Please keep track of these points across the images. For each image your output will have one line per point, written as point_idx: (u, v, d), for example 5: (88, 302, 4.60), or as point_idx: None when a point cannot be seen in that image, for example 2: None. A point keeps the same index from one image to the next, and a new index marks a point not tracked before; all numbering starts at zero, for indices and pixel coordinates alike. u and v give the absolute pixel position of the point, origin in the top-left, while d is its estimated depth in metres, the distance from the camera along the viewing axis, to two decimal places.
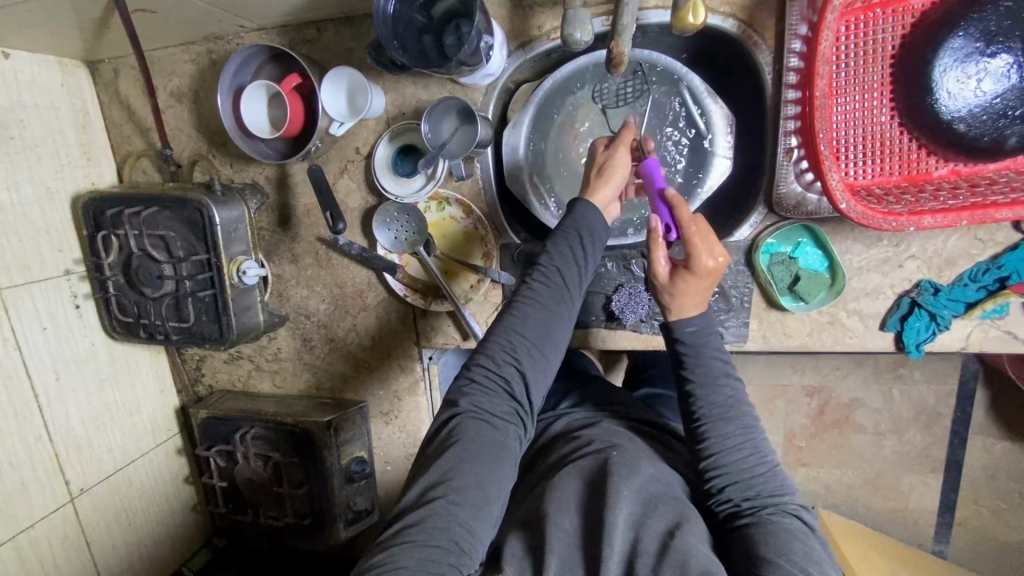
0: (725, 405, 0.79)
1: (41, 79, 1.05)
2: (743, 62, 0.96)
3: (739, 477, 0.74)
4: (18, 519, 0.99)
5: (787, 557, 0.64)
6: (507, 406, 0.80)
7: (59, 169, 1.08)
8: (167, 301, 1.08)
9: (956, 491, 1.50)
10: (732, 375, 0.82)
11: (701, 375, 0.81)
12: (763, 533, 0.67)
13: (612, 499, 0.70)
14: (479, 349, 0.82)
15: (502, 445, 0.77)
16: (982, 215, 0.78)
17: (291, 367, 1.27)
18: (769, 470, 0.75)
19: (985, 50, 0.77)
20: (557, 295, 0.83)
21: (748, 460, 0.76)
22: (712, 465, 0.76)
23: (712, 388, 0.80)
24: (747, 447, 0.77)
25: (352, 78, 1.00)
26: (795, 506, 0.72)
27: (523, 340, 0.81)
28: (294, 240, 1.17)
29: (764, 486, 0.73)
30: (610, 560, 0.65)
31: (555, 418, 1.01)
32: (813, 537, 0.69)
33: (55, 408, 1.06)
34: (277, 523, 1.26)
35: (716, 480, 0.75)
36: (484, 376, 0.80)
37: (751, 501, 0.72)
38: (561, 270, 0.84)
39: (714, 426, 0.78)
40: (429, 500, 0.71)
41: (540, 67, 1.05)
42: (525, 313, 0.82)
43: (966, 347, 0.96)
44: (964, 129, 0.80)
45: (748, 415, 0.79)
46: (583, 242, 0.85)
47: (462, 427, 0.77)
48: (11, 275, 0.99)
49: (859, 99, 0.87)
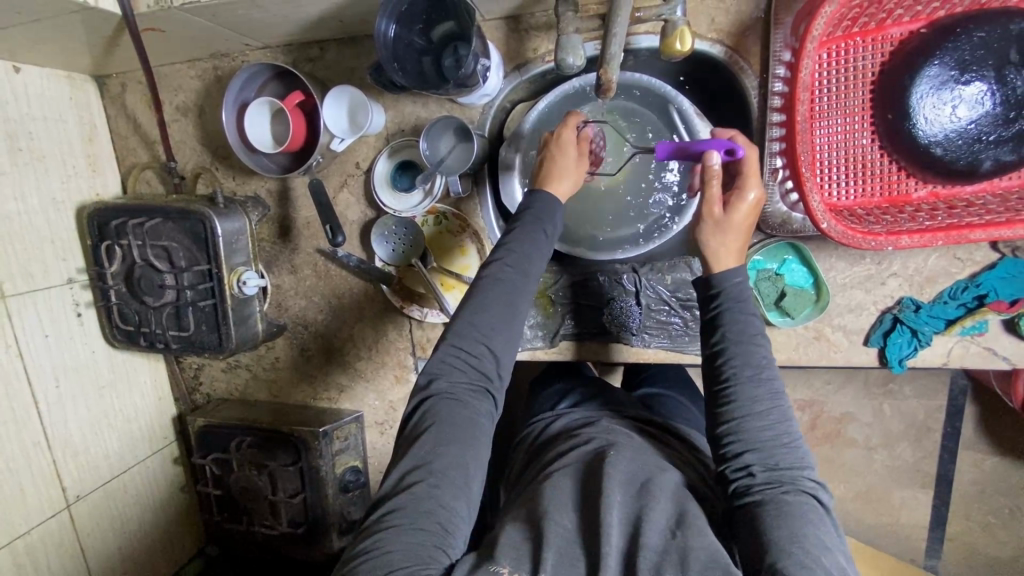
0: (755, 367, 0.78)
1: (50, 92, 1.08)
2: (729, 86, 1.00)
3: (762, 446, 0.73)
4: (15, 524, 1.00)
5: (799, 546, 0.63)
6: (477, 383, 0.80)
7: (65, 180, 1.10)
8: (168, 310, 1.10)
9: (947, 506, 1.52)
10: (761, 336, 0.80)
11: (734, 334, 0.79)
12: (777, 514, 0.67)
13: (607, 499, 0.72)
14: (449, 331, 0.81)
15: (475, 423, 0.77)
16: (956, 237, 0.80)
17: (288, 377, 1.28)
18: (791, 441, 0.74)
19: (959, 78, 0.80)
20: (521, 275, 0.83)
21: (771, 429, 0.74)
22: (736, 430, 0.75)
23: (747, 349, 0.78)
24: (772, 416, 0.75)
25: (353, 95, 1.04)
26: (812, 481, 0.71)
27: (489, 319, 0.80)
28: (294, 252, 1.20)
29: (784, 458, 0.72)
30: (609, 555, 0.67)
31: (553, 417, 1.04)
32: (825, 517, 0.68)
33: (55, 415, 1.07)
34: (271, 532, 1.27)
35: (735, 444, 0.75)
36: (452, 357, 0.80)
37: (768, 472, 0.72)
38: (529, 254, 0.84)
39: (743, 387, 0.76)
40: (409, 485, 0.71)
41: (535, 87, 1.09)
42: (490, 292, 0.81)
43: (947, 363, 0.98)
44: (941, 153, 0.83)
45: (777, 381, 0.78)
46: (546, 225, 0.87)
47: (434, 407, 0.77)
48: (16, 283, 1.01)
49: (841, 123, 0.90)
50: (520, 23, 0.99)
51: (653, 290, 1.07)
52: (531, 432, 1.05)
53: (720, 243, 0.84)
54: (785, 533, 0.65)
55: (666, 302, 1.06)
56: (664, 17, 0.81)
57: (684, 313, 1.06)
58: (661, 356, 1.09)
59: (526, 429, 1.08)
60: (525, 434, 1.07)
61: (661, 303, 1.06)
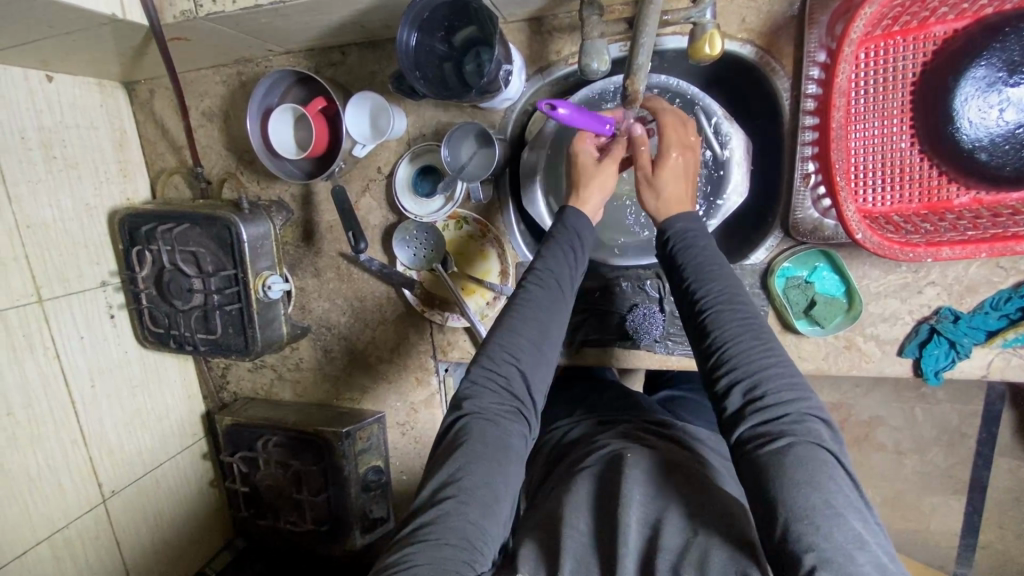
0: (724, 294, 0.77)
1: (82, 100, 1.11)
2: (760, 88, 0.96)
3: (747, 379, 0.71)
4: (54, 519, 1.04)
5: (805, 510, 0.60)
6: (508, 405, 0.80)
7: (98, 186, 1.13)
8: (196, 313, 1.12)
9: (980, 514, 1.46)
10: (730, 271, 0.80)
11: (694, 264, 0.80)
12: (783, 476, 0.63)
13: (625, 498, 0.73)
14: (480, 352, 0.82)
15: (508, 445, 0.77)
16: (1002, 248, 0.76)
17: (312, 378, 1.30)
18: (778, 368, 0.72)
19: (1008, 79, 0.76)
20: (552, 298, 0.84)
21: (755, 359, 0.72)
22: (718, 365, 0.74)
23: (714, 280, 0.78)
24: (753, 346, 0.73)
25: (375, 101, 1.03)
26: (808, 412, 0.69)
27: (523, 341, 0.81)
28: (317, 255, 1.21)
29: (774, 389, 0.70)
30: (625, 557, 0.67)
31: (572, 424, 1.04)
32: (830, 456, 0.65)
33: (90, 414, 1.11)
34: (296, 528, 1.30)
35: (722, 383, 0.73)
36: (484, 376, 0.80)
37: (762, 409, 0.69)
38: (555, 271, 0.85)
39: (716, 318, 0.76)
40: (438, 500, 0.72)
41: (557, 89, 1.07)
42: (522, 315, 0.83)
43: (986, 375, 0.95)
44: (986, 158, 0.80)
45: (752, 306, 0.77)
46: (574, 245, 0.88)
47: (467, 427, 0.77)
48: (54, 288, 1.05)
49: (878, 126, 0.86)
50: (543, 25, 0.97)
51: None
52: (551, 438, 1.05)
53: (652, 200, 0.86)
54: (790, 498, 0.61)
55: None
56: (693, 20, 0.79)
57: None
58: (685, 364, 1.07)
59: (545, 435, 1.08)
60: (546, 438, 1.07)
61: None
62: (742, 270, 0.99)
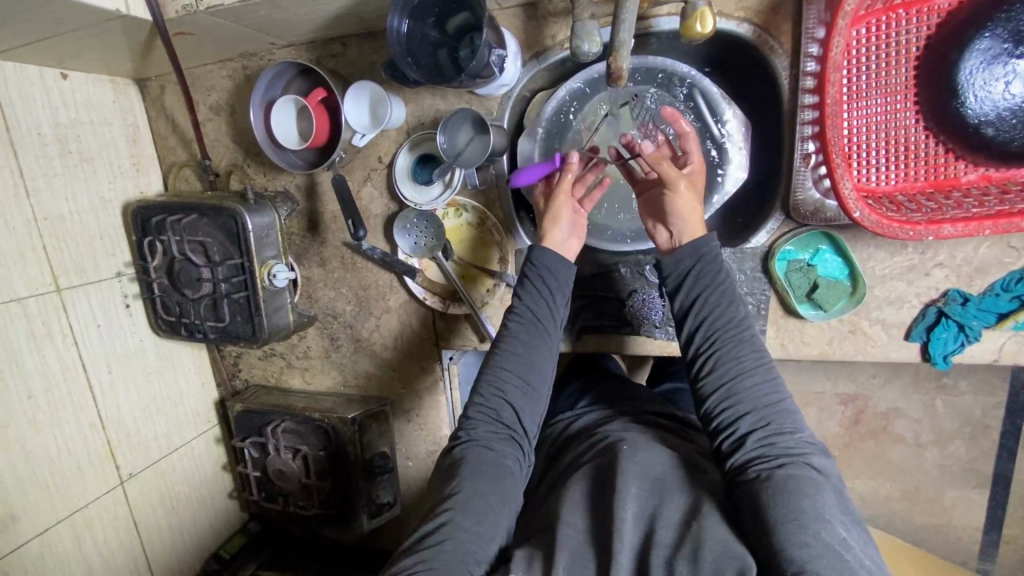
0: (736, 331, 0.82)
1: (96, 97, 1.15)
2: (760, 68, 0.95)
3: (751, 411, 0.76)
4: (74, 498, 1.08)
5: (795, 519, 0.63)
6: (501, 432, 0.83)
7: (112, 180, 1.17)
8: (205, 301, 1.15)
9: (1004, 509, 1.42)
10: (738, 307, 0.84)
11: (708, 299, 0.84)
12: (777, 490, 0.66)
13: (621, 492, 0.71)
14: (473, 389, 0.86)
15: (503, 467, 0.79)
16: (1007, 224, 0.74)
17: (320, 365, 1.33)
18: (782, 404, 0.77)
19: (1014, 50, 0.74)
20: (534, 330, 0.87)
21: (760, 393, 0.77)
22: (724, 396, 0.78)
23: (723, 315, 0.83)
24: (760, 381, 0.78)
25: (373, 90, 1.05)
26: (807, 444, 0.73)
27: (511, 372, 0.85)
28: (322, 245, 1.23)
29: (777, 422, 0.75)
30: (621, 551, 0.66)
31: (576, 415, 1.03)
32: (825, 482, 0.69)
33: (107, 399, 1.15)
34: (304, 512, 1.33)
35: (726, 412, 0.77)
36: (477, 411, 0.84)
37: (762, 436, 0.74)
38: (532, 307, 0.88)
39: (725, 351, 0.81)
40: (438, 513, 0.74)
41: (554, 74, 1.08)
42: (508, 350, 0.86)
43: (998, 360, 0.92)
44: (992, 133, 0.78)
45: (762, 345, 0.82)
46: (548, 278, 0.89)
47: (464, 451, 0.81)
48: (70, 278, 1.09)
49: (881, 103, 0.83)
50: (538, 10, 0.97)
51: None
52: (553, 431, 1.04)
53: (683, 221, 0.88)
54: (782, 510, 0.64)
55: None
56: None
57: None
58: None
59: (548, 428, 1.07)
60: (548, 430, 1.06)
61: None
62: (742, 254, 0.98)
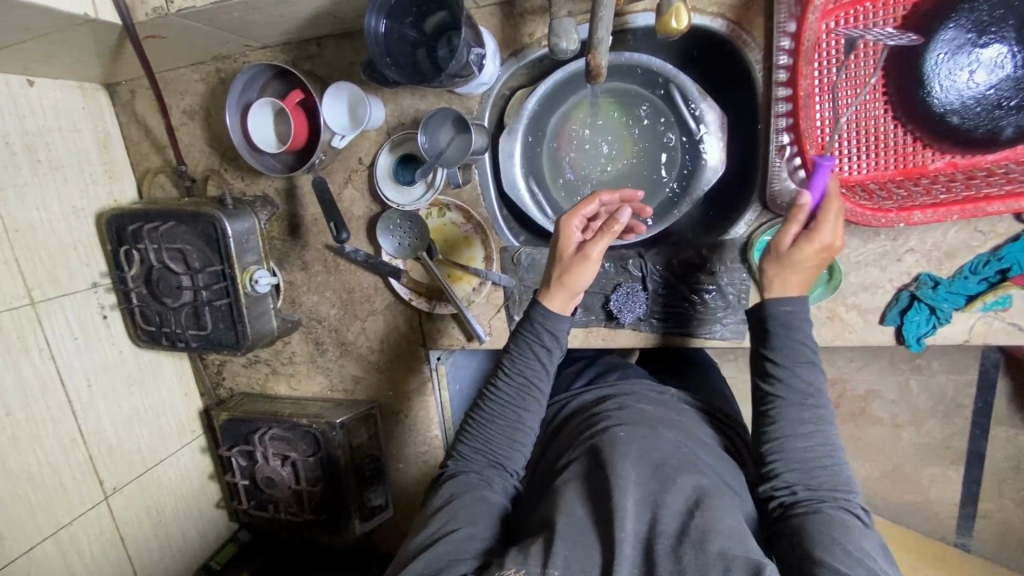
0: (803, 392, 0.80)
1: (64, 103, 1.12)
2: (735, 62, 0.97)
3: (799, 464, 0.77)
4: (58, 515, 1.06)
5: (840, 545, 0.66)
6: (485, 465, 0.86)
7: (84, 187, 1.14)
8: (186, 310, 1.13)
9: (978, 484, 1.46)
10: (812, 371, 0.80)
11: (784, 359, 0.81)
12: (825, 530, 0.68)
13: (619, 483, 0.70)
14: (462, 430, 0.90)
15: (483, 489, 0.82)
16: (974, 210, 0.81)
17: (306, 370, 1.32)
18: (838, 467, 0.77)
19: (977, 41, 0.76)
20: (522, 392, 0.88)
21: (810, 449, 0.77)
22: (773, 450, 0.78)
23: (794, 373, 0.80)
24: (813, 438, 0.78)
25: (352, 92, 1.04)
26: (858, 506, 0.74)
27: (497, 428, 0.87)
28: (304, 249, 1.22)
29: (827, 480, 0.75)
30: (624, 543, 0.65)
31: (568, 399, 1.04)
32: (873, 539, 0.70)
33: (88, 414, 1.12)
34: (295, 519, 1.31)
35: (780, 464, 0.78)
36: (466, 448, 0.89)
37: (813, 492, 0.75)
38: (524, 371, 0.88)
39: (787, 408, 0.79)
40: (429, 519, 0.79)
41: (533, 71, 1.08)
42: (496, 407, 0.88)
43: (969, 340, 0.95)
44: (957, 121, 0.80)
45: (824, 405, 0.80)
46: (544, 344, 0.88)
47: (447, 480, 0.85)
48: (44, 289, 1.06)
49: (851, 95, 0.86)
50: (514, 7, 0.97)
51: (660, 275, 1.03)
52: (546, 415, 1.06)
53: (776, 276, 0.82)
54: (830, 538, 0.67)
55: (674, 287, 1.03)
56: None
57: (693, 297, 1.03)
58: (671, 342, 1.06)
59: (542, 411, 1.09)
60: None
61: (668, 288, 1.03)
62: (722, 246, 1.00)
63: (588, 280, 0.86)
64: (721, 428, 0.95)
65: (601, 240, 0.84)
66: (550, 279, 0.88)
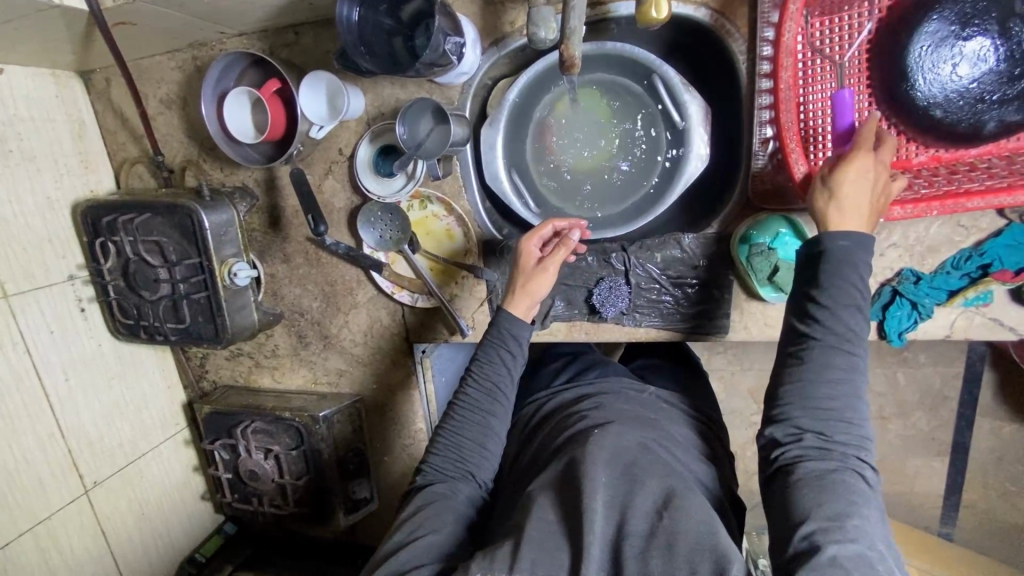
0: (840, 335, 0.71)
1: (37, 92, 1.09)
2: (719, 52, 0.96)
3: (819, 413, 0.70)
4: (37, 510, 1.05)
5: (835, 511, 0.65)
6: (456, 475, 0.86)
7: (58, 179, 1.12)
8: (165, 303, 1.12)
9: (962, 475, 1.47)
10: (858, 317, 0.71)
11: (830, 300, 0.71)
12: (822, 493, 0.66)
13: (590, 483, 0.70)
14: (432, 441, 0.90)
15: (454, 496, 0.82)
16: (953, 205, 0.81)
17: (289, 363, 1.31)
18: (858, 418, 0.70)
19: (961, 33, 0.75)
20: (490, 398, 0.88)
21: (835, 399, 0.70)
22: (794, 395, 0.72)
23: (835, 316, 0.71)
24: (841, 387, 0.70)
25: (330, 81, 1.02)
26: (866, 461, 0.69)
27: (467, 435, 0.87)
28: (285, 241, 1.20)
29: (842, 433, 0.70)
30: (592, 547, 0.65)
31: (549, 395, 1.04)
32: (873, 498, 0.67)
33: (67, 409, 1.11)
34: (280, 511, 1.31)
35: (795, 411, 0.71)
36: (436, 459, 0.88)
37: (823, 443, 0.70)
38: (491, 377, 0.88)
39: (820, 353, 0.71)
40: (403, 525, 0.80)
41: (516, 61, 1.06)
42: (464, 414, 0.88)
43: (950, 334, 0.95)
44: (941, 114, 0.78)
45: (859, 350, 0.71)
46: (509, 347, 0.90)
47: (419, 492, 0.84)
48: (18, 283, 1.04)
49: (835, 87, 0.84)
50: None
51: (642, 268, 1.03)
52: (528, 410, 1.06)
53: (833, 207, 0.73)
54: (823, 502, 0.65)
55: (657, 281, 1.02)
56: None
57: (676, 291, 1.02)
58: (653, 335, 1.06)
59: (524, 408, 1.09)
60: (522, 410, 1.08)
61: (651, 282, 1.03)
62: (704, 240, 0.99)
63: (547, 287, 0.93)
64: (699, 425, 0.95)
65: (560, 252, 0.92)
66: (512, 288, 0.93)
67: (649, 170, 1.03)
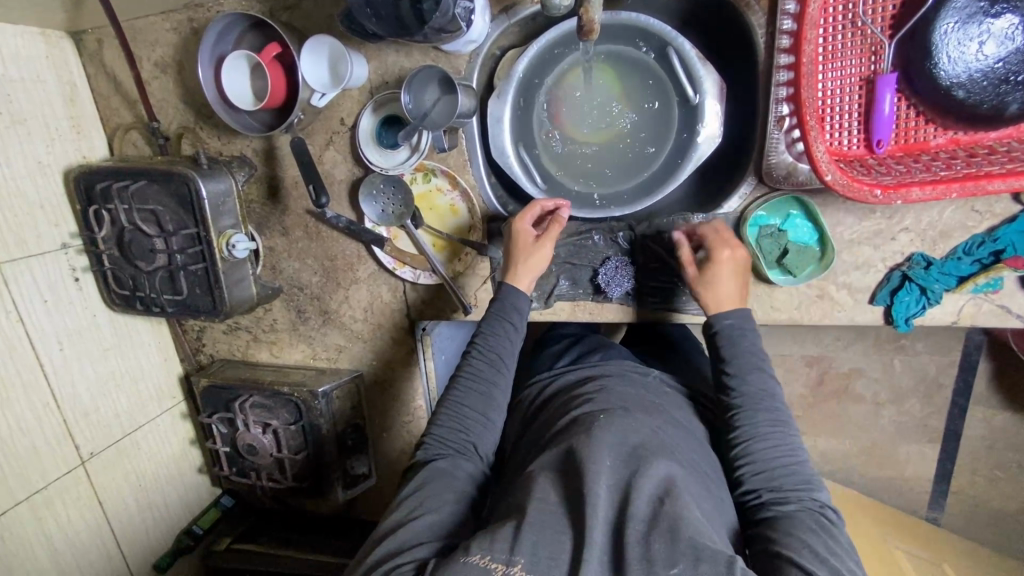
0: (759, 398, 0.82)
1: (26, 51, 1.05)
2: (736, 26, 0.94)
3: (761, 464, 0.77)
4: (32, 481, 1.04)
5: (806, 543, 0.67)
6: (458, 448, 0.86)
7: (50, 143, 1.08)
8: (161, 274, 1.10)
9: (952, 462, 1.48)
10: (762, 377, 0.83)
11: (737, 368, 0.84)
12: (790, 530, 0.69)
13: (596, 466, 0.70)
14: (434, 414, 0.89)
15: (456, 471, 0.82)
16: (973, 188, 0.76)
17: (287, 338, 1.29)
18: (801, 465, 0.77)
19: (989, 10, 0.73)
20: (493, 367, 0.89)
21: (771, 451, 0.78)
22: (739, 454, 0.79)
23: (746, 381, 0.83)
24: (772, 439, 0.79)
25: (332, 46, 0.98)
26: (823, 502, 0.74)
27: (471, 405, 0.88)
28: (284, 213, 1.18)
29: (790, 479, 0.75)
30: (595, 529, 0.64)
31: (552, 377, 1.03)
32: (840, 535, 0.70)
33: (62, 380, 1.10)
34: (277, 485, 1.30)
35: (744, 466, 0.78)
36: (438, 433, 0.87)
37: (777, 492, 0.75)
38: (496, 348, 0.90)
39: (746, 413, 0.81)
40: (403, 501, 0.79)
41: (526, 30, 1.03)
42: (467, 385, 0.89)
43: (956, 321, 0.94)
44: (963, 95, 0.76)
45: (781, 410, 0.81)
46: (513, 321, 0.91)
47: (421, 465, 0.84)
48: (10, 250, 1.01)
49: (855, 65, 0.82)
50: None
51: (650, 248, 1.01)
52: (530, 392, 1.05)
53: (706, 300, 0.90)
54: (794, 535, 0.68)
55: (664, 261, 1.00)
56: None
57: None
58: (659, 317, 1.04)
59: (525, 390, 1.08)
60: (524, 393, 1.07)
61: (658, 262, 1.01)
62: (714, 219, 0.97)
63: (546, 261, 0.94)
64: (702, 407, 0.95)
65: (554, 226, 0.94)
66: (512, 264, 0.94)
67: (659, 146, 1.02)
